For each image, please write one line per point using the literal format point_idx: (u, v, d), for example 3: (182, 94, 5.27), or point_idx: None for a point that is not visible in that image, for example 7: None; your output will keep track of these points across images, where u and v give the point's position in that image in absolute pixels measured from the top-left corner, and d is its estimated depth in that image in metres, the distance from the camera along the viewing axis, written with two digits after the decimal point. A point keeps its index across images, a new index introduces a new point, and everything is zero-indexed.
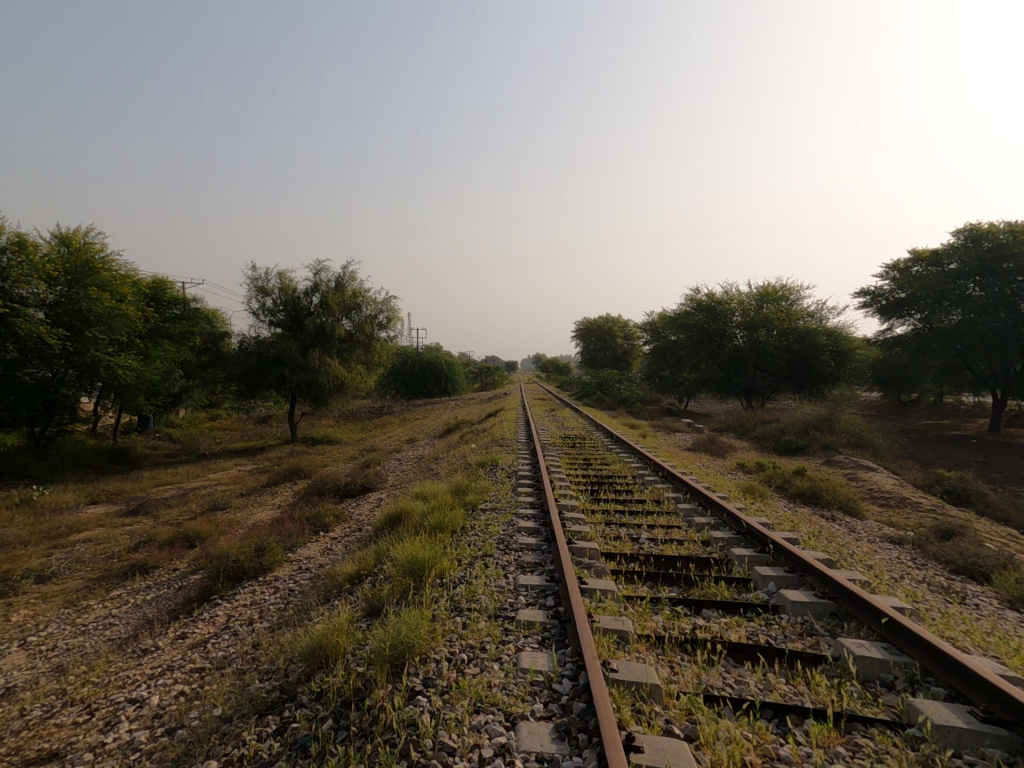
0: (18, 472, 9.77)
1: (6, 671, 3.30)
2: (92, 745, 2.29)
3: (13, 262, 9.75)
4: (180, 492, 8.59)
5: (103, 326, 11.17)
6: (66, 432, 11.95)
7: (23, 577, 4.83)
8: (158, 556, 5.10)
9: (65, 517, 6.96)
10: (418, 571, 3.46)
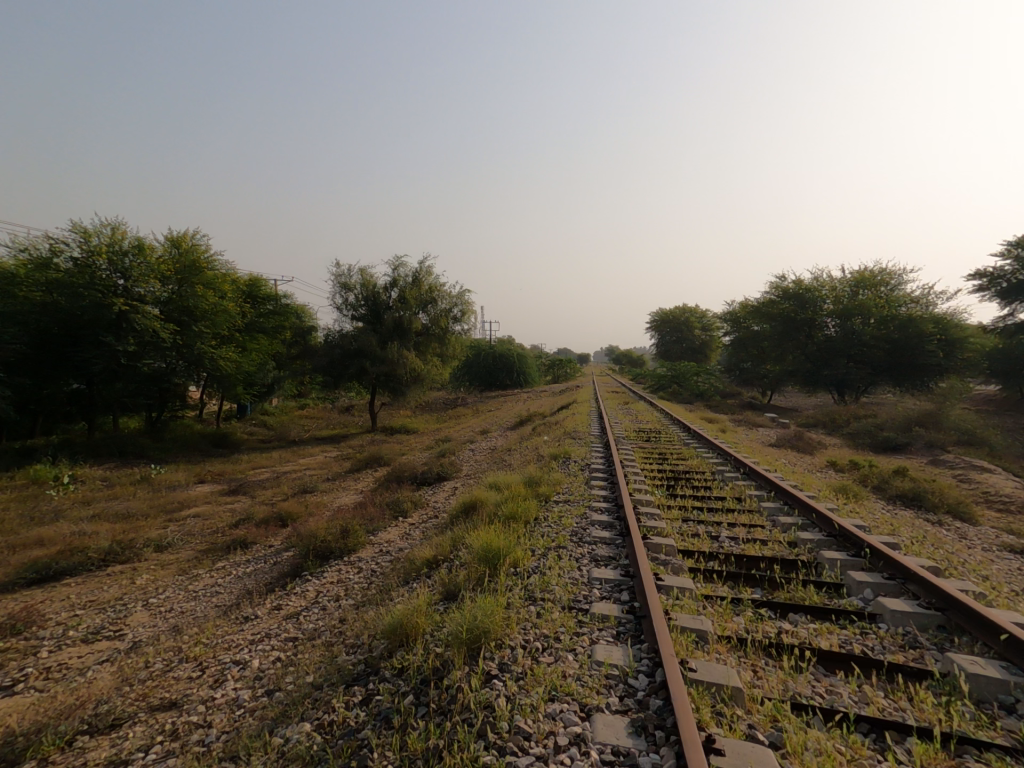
0: (138, 452, 10.92)
1: (131, 628, 3.72)
2: (205, 698, 2.54)
3: (133, 263, 11.01)
4: (274, 475, 9.27)
5: (207, 322, 12.20)
6: (177, 416, 13.25)
7: (145, 545, 5.40)
8: (256, 533, 5.53)
9: (178, 494, 7.70)
10: (494, 558, 3.52)
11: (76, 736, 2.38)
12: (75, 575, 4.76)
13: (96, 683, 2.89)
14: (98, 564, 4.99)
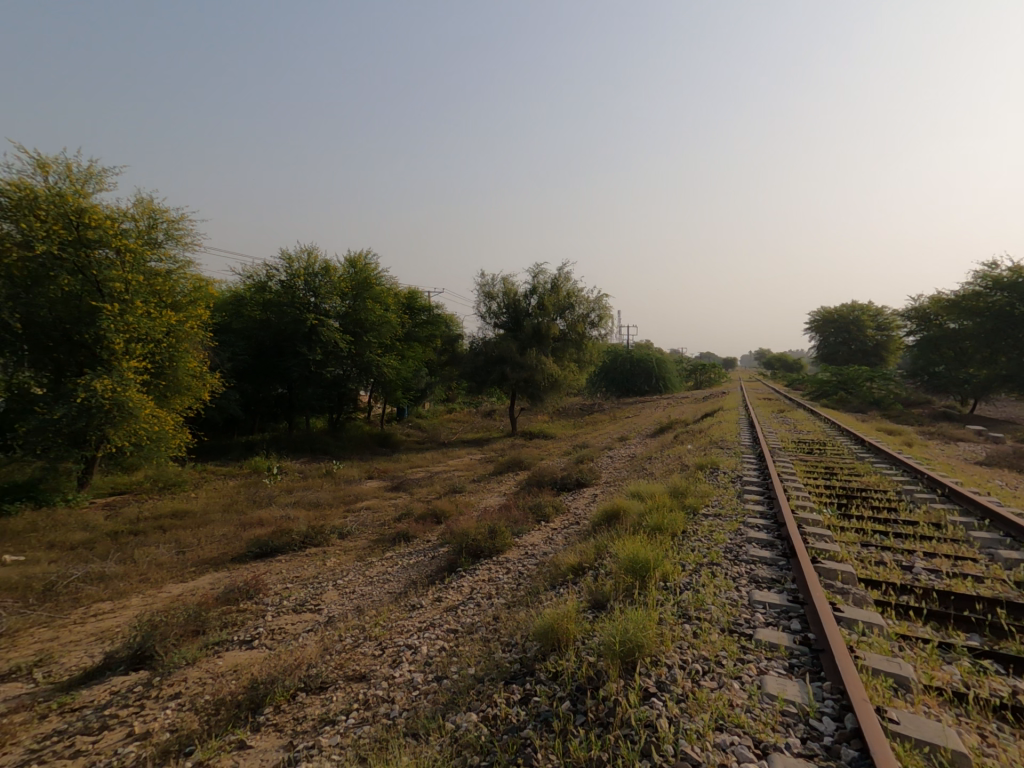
0: (322, 448, 12.48)
1: (325, 604, 4.19)
2: (387, 675, 2.75)
3: (321, 283, 12.89)
4: (428, 474, 9.98)
5: (375, 332, 13.47)
6: (351, 417, 14.86)
7: (330, 531, 6.10)
8: (416, 528, 5.95)
9: (352, 488, 8.63)
10: (642, 570, 3.37)
11: (296, 692, 2.75)
12: (285, 554, 5.59)
13: (305, 648, 3.29)
14: (300, 545, 5.76)
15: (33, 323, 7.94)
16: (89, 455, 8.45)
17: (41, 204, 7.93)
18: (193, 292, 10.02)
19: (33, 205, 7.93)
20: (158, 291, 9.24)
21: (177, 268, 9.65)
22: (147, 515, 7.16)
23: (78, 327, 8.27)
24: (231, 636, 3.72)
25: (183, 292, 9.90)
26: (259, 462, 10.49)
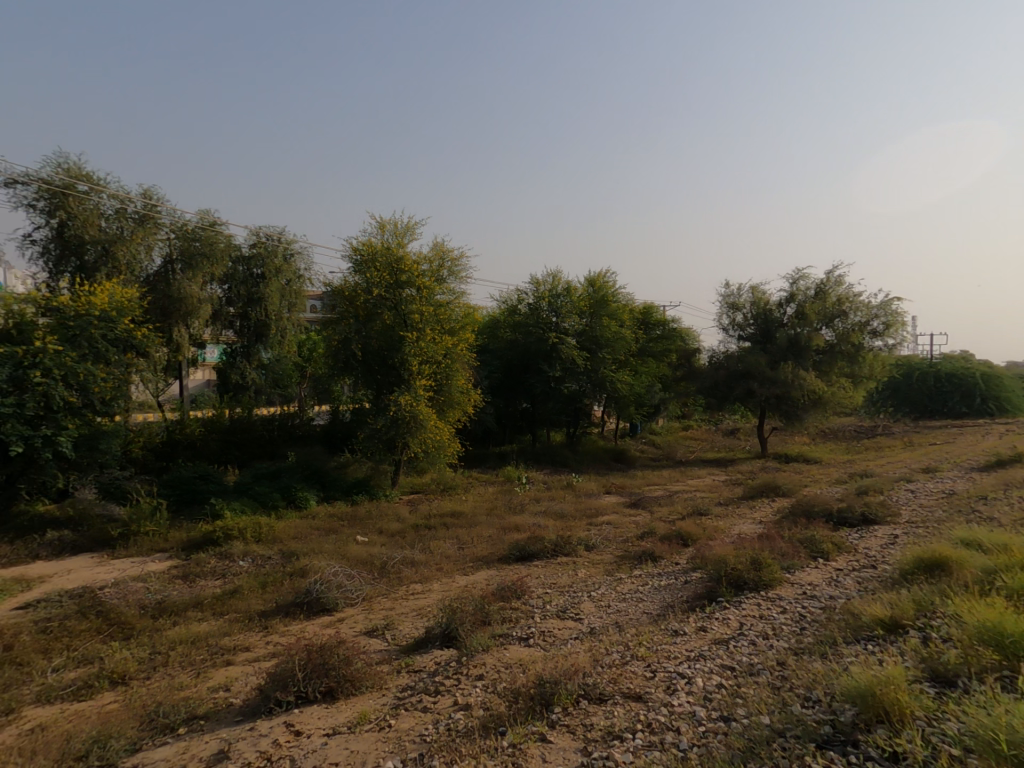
0: (561, 463, 13.32)
1: (585, 614, 4.33)
2: (665, 703, 2.70)
3: (563, 303, 13.72)
4: (667, 492, 9.72)
5: (610, 349, 13.84)
6: (588, 432, 15.54)
7: (578, 542, 6.36)
8: (662, 549, 5.79)
9: (592, 501, 8.87)
10: (1010, 646, 2.57)
11: (579, 696, 2.86)
12: (540, 560, 5.99)
13: (576, 655, 3.44)
14: (551, 552, 6.12)
15: (368, 351, 10.95)
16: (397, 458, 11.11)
17: (377, 257, 10.64)
18: (467, 320, 11.65)
19: (374, 258, 10.72)
20: (440, 319, 11.12)
21: (454, 299, 11.34)
22: (429, 513, 8.47)
23: (392, 353, 10.93)
24: (508, 629, 4.13)
25: (459, 320, 11.58)
26: (510, 472, 11.65)
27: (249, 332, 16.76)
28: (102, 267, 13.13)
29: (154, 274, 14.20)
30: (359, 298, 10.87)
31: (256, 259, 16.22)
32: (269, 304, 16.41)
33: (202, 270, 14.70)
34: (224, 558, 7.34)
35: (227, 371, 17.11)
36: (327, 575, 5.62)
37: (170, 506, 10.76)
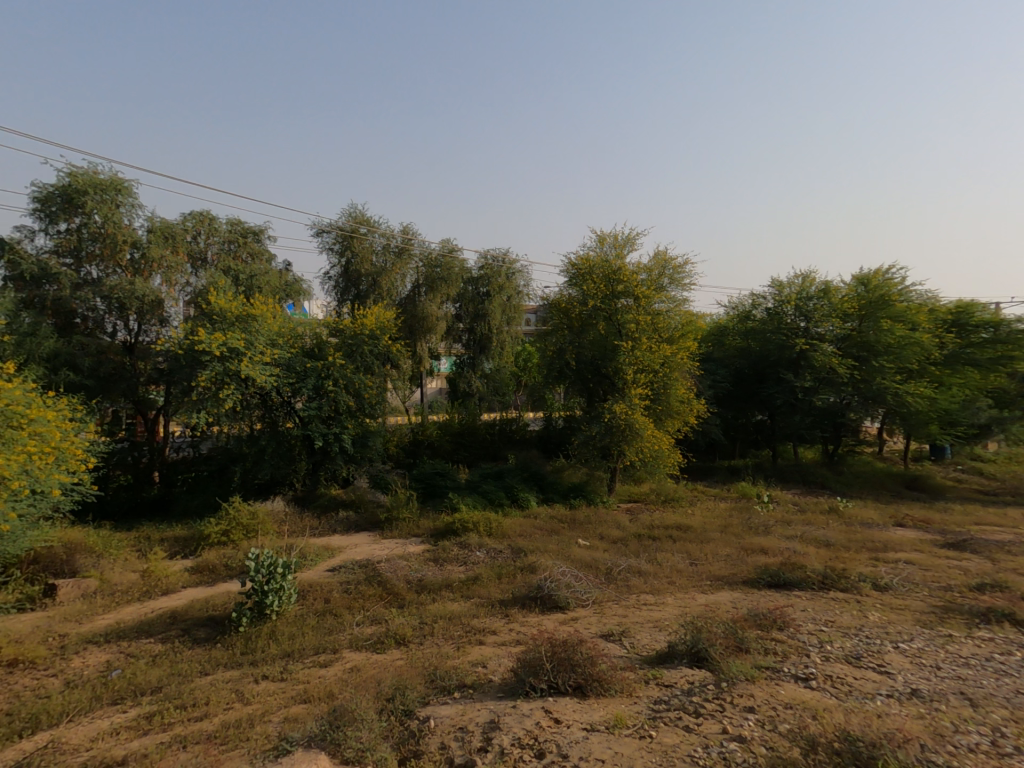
0: (823, 481, 15.26)
1: (894, 669, 4.87)
2: None
3: (819, 307, 15.66)
4: (1003, 538, 9.93)
5: (889, 355, 15.19)
6: (850, 449, 17.44)
7: (866, 580, 7.33)
8: (1012, 607, 6.33)
9: (881, 537, 9.64)
10: None
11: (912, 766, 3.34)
12: (799, 588, 7.21)
13: (906, 721, 3.96)
14: (820, 585, 7.26)
15: (582, 362, 11.51)
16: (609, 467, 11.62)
17: (594, 270, 11.09)
18: (686, 326, 11.39)
19: (590, 271, 11.18)
20: (656, 329, 11.14)
21: (672, 307, 11.30)
22: (653, 525, 10.12)
23: (605, 363, 11.36)
24: (781, 667, 4.88)
25: (678, 327, 11.43)
26: (745, 488, 13.06)
27: (474, 345, 19.31)
28: (371, 294, 17.13)
29: (405, 296, 17.78)
30: (574, 309, 11.44)
31: (483, 280, 18.80)
32: (492, 319, 18.82)
33: (441, 291, 17.94)
34: (467, 548, 9.77)
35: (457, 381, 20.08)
36: (561, 572, 7.57)
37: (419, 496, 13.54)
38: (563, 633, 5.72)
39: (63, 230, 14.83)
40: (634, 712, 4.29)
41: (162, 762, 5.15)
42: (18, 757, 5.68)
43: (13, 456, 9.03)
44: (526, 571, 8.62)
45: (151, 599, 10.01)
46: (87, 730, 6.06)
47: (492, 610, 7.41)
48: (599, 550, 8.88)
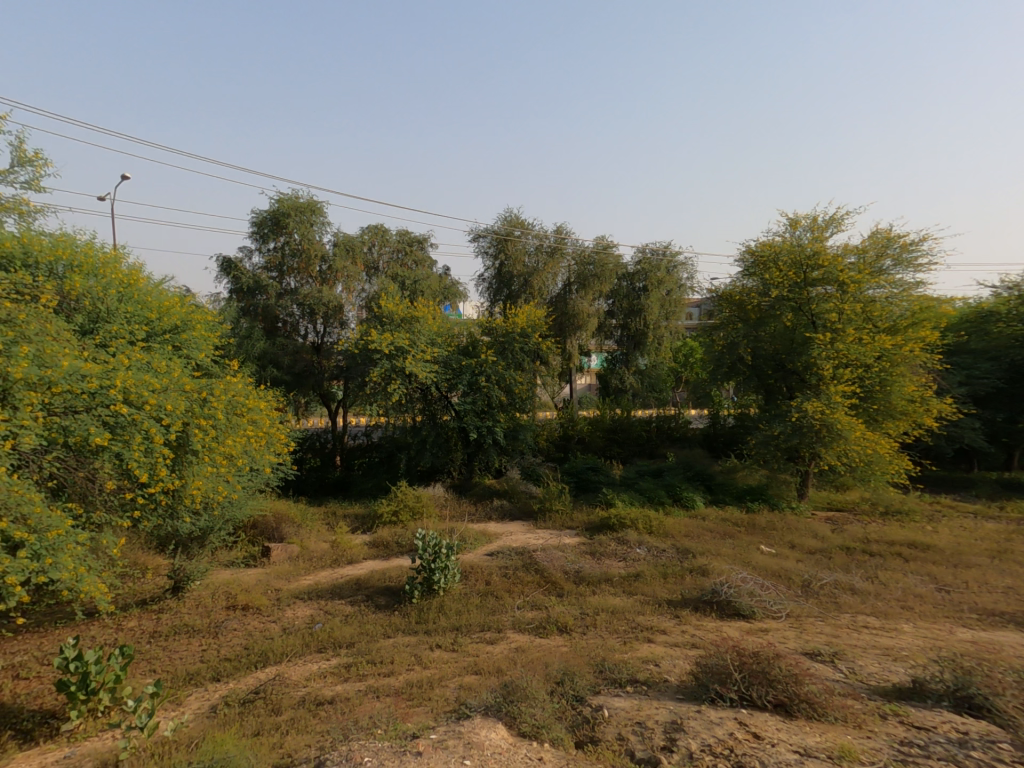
0: None
1: None
2: None
3: None
4: None
5: None
6: None
7: None
8: None
9: None
10: None
11: None
12: None
13: None
14: None
15: (759, 355, 12.85)
16: (801, 466, 12.52)
17: (780, 258, 12.22)
18: (915, 313, 11.76)
19: (775, 259, 12.34)
20: (869, 315, 11.83)
21: (888, 292, 11.82)
22: (871, 538, 10.02)
23: (790, 356, 12.39)
24: None
25: (903, 314, 11.86)
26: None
27: (629, 341, 19.66)
28: (523, 294, 17.81)
29: (556, 295, 18.10)
30: (752, 303, 12.94)
31: (639, 275, 19.00)
32: (648, 315, 18.96)
33: (593, 288, 18.06)
34: (624, 543, 10.13)
35: (608, 378, 20.52)
36: (748, 580, 7.79)
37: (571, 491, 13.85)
38: (757, 644, 5.83)
39: (271, 249, 17.58)
40: (869, 747, 4.18)
41: (361, 708, 5.99)
42: (252, 684, 7.01)
43: (239, 436, 10.88)
44: (698, 573, 8.59)
45: (339, 566, 11.55)
46: (300, 671, 7.25)
47: (658, 608, 7.50)
48: (790, 560, 9.04)
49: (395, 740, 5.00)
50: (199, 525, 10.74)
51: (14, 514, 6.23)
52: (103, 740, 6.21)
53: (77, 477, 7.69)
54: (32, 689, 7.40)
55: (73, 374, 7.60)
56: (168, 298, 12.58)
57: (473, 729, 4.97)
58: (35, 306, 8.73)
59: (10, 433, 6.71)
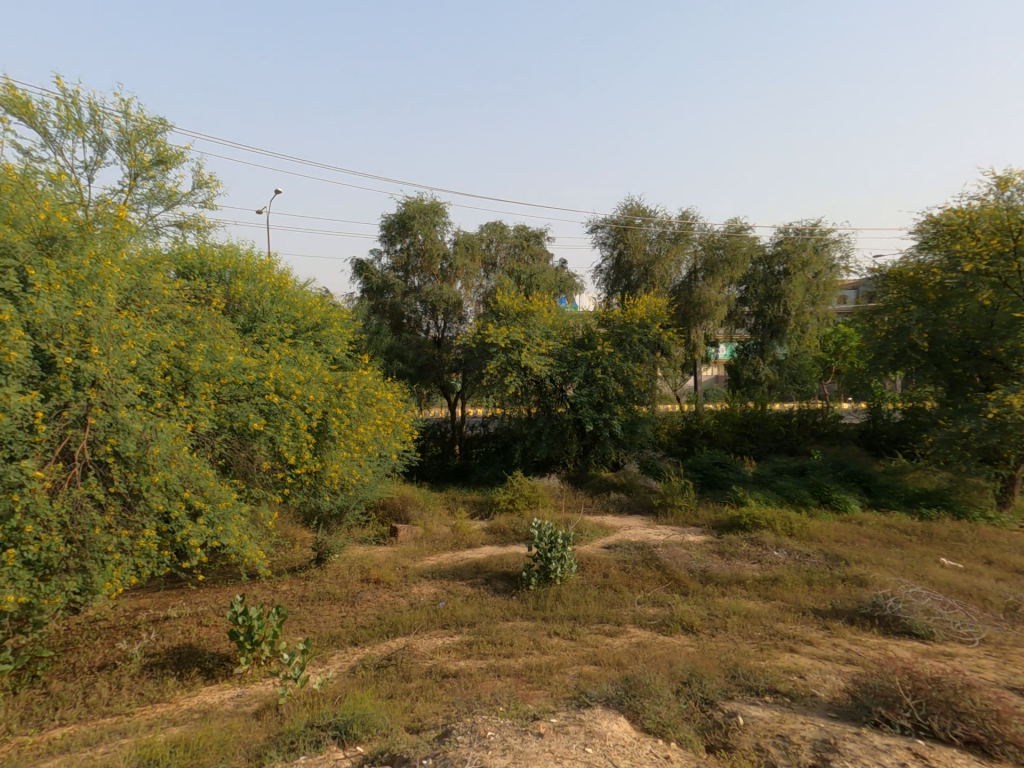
0: None
1: None
2: None
3: None
4: None
5: None
6: None
7: None
8: None
9: None
10: None
11: None
12: None
13: None
14: None
15: (939, 341, 11.31)
16: (1000, 471, 10.92)
17: (981, 224, 10.65)
18: None
19: (974, 226, 10.79)
20: None
21: None
22: None
23: (986, 341, 10.76)
24: None
25: None
26: None
27: (765, 329, 18.34)
28: (642, 284, 17.41)
29: (680, 284, 17.47)
30: (934, 282, 11.39)
31: (779, 257, 17.65)
32: (789, 300, 17.57)
33: (722, 275, 17.07)
34: (758, 545, 9.56)
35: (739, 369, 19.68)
36: (929, 597, 6.96)
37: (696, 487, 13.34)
38: (940, 670, 5.20)
39: (398, 250, 18.78)
40: None
41: (483, 685, 6.30)
42: (385, 651, 7.67)
43: (370, 425, 11.71)
44: (853, 583, 7.84)
45: (460, 549, 12.17)
46: (427, 644, 7.78)
47: (804, 616, 7.00)
48: (980, 577, 7.92)
49: (517, 718, 5.20)
50: (338, 503, 11.53)
51: (193, 486, 7.35)
52: (265, 686, 7.16)
53: (240, 457, 8.84)
54: (212, 634, 8.74)
55: (236, 368, 8.79)
56: (311, 299, 14.06)
57: (595, 719, 5.02)
58: (210, 308, 10.20)
59: (190, 418, 7.92)
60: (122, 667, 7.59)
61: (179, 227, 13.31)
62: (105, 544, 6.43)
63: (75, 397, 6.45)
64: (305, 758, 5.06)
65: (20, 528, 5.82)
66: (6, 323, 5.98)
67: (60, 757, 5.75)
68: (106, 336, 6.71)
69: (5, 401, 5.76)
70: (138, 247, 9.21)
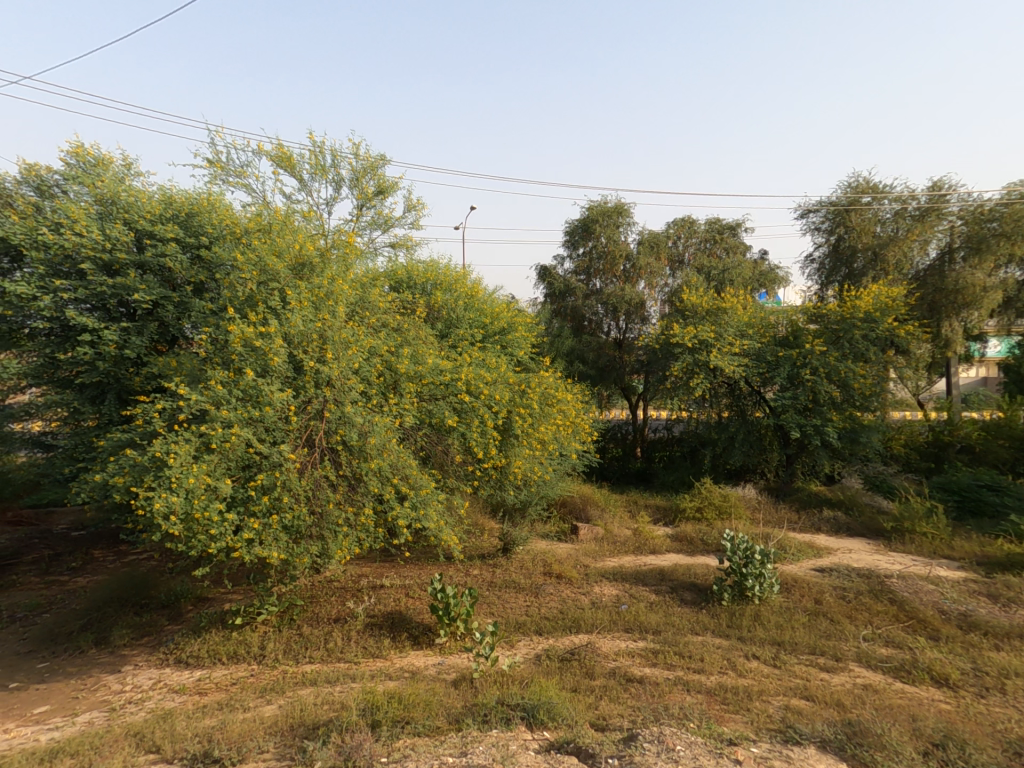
0: None
1: None
2: None
3: None
4: None
5: None
6: None
7: None
8: None
9: None
10: None
11: None
12: None
13: None
14: None
15: None
16: None
17: None
18: None
19: None
20: None
21: None
22: None
23: None
24: None
25: None
26: None
27: None
28: (869, 271, 15.38)
29: (926, 268, 14.89)
30: None
31: None
32: None
33: (996, 253, 13.91)
34: None
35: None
36: None
37: (953, 512, 11.23)
38: None
39: (581, 254, 19.13)
40: None
41: (671, 696, 6.12)
42: (568, 645, 7.89)
43: (551, 425, 12.11)
44: None
45: (643, 554, 11.94)
46: (610, 644, 7.81)
47: None
48: None
49: (710, 739, 4.95)
50: (520, 497, 12.25)
51: (401, 474, 8.31)
52: (460, 659, 7.90)
53: (437, 449, 9.80)
54: (417, 605, 9.86)
55: (434, 370, 9.85)
56: (498, 306, 15.05)
57: (807, 760, 4.55)
58: (414, 317, 11.59)
59: (399, 413, 9.00)
60: (351, 623, 8.95)
61: (392, 247, 15.36)
62: (337, 518, 7.65)
63: (315, 395, 7.85)
64: (497, 732, 5.45)
65: (280, 497, 7.29)
66: (272, 335, 7.58)
67: (310, 688, 7.10)
68: (337, 341, 8.08)
69: (270, 397, 7.30)
70: (362, 267, 10.89)
